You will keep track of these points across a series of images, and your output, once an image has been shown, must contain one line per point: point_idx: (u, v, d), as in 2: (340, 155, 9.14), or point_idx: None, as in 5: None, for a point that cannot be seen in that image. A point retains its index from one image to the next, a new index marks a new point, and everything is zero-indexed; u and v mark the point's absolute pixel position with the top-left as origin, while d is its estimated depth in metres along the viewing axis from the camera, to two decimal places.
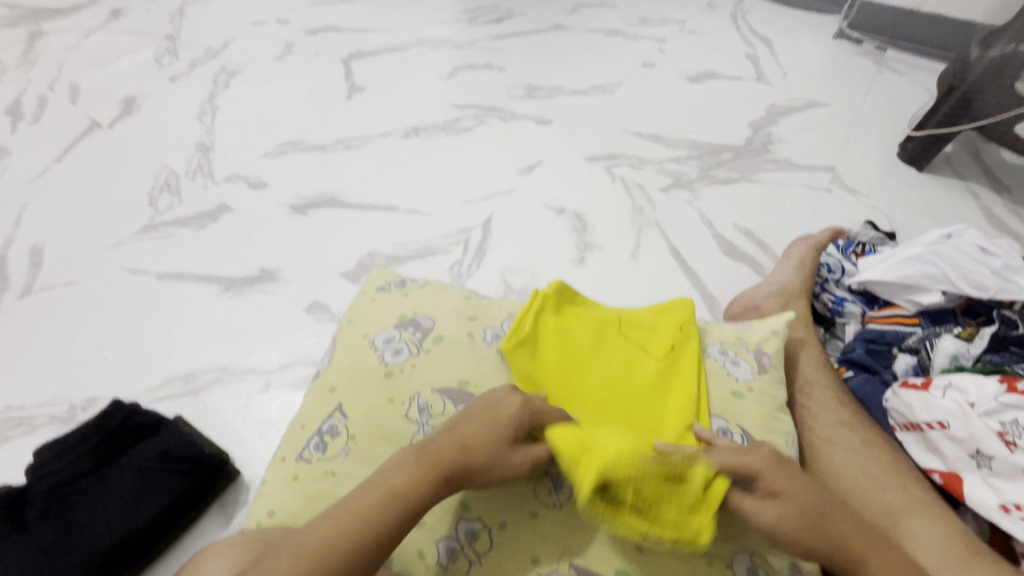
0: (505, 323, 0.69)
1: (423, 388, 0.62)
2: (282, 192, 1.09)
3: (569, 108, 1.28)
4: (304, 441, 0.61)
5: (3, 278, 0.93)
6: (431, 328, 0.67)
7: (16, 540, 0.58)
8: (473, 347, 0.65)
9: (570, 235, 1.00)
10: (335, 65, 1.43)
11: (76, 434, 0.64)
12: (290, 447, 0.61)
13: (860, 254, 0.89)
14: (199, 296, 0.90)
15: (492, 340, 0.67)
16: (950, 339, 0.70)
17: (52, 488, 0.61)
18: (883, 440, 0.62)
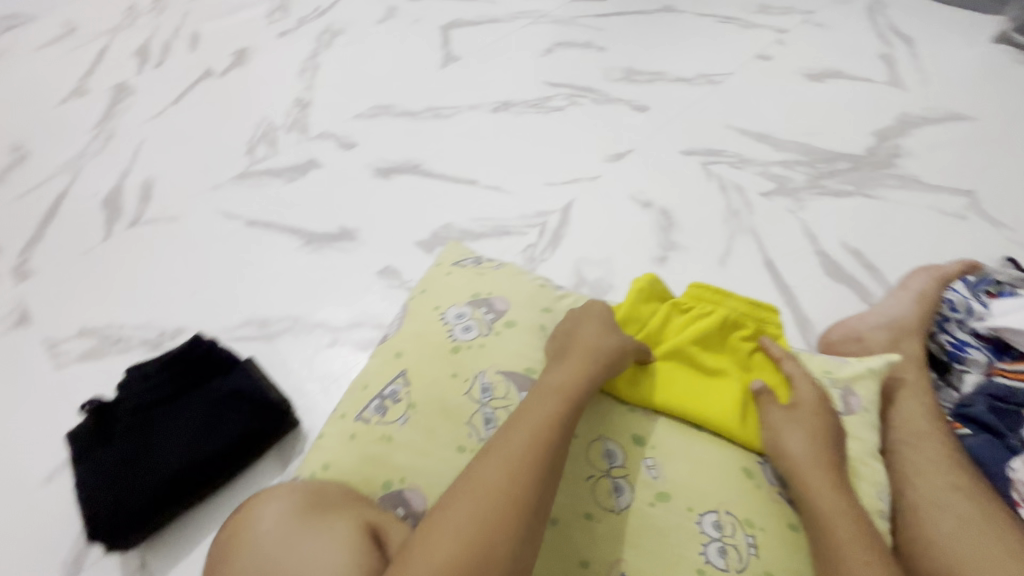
0: None
1: (487, 369, 0.61)
2: (369, 154, 1.10)
3: (669, 96, 1.20)
4: (365, 402, 0.61)
5: (117, 207, 1.01)
6: (504, 310, 0.65)
7: (101, 449, 0.64)
8: (544, 337, 0.63)
9: (655, 231, 0.94)
10: (434, 32, 1.41)
11: (163, 362, 0.70)
12: (352, 405, 0.62)
13: (993, 295, 0.75)
14: (282, 246, 0.94)
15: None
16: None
17: (135, 408, 0.66)
18: (1003, 517, 0.53)
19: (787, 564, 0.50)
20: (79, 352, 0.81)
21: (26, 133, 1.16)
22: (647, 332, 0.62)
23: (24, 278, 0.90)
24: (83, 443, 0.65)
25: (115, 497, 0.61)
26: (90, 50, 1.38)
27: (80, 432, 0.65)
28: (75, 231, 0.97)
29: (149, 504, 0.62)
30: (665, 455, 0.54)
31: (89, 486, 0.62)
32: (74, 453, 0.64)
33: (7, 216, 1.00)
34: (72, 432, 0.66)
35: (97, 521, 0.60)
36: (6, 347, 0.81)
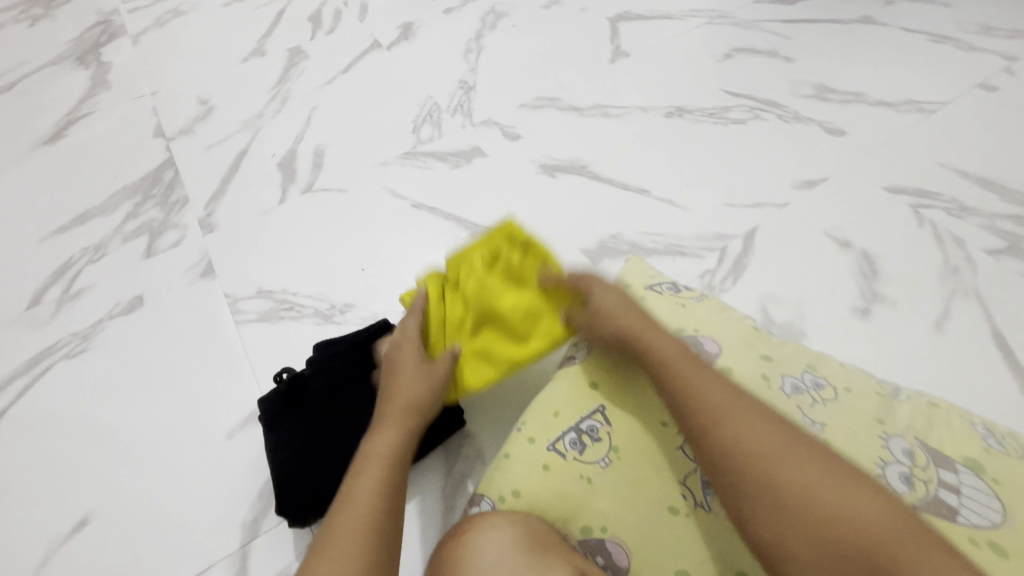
0: (806, 376, 0.58)
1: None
2: (533, 148, 1.06)
3: (870, 122, 1.06)
4: (559, 433, 0.60)
5: (291, 171, 1.03)
6: (716, 354, 0.59)
7: (292, 422, 0.65)
8: (770, 395, 0.56)
9: (854, 277, 0.83)
10: (601, 24, 1.31)
11: (351, 341, 0.70)
12: (543, 430, 0.61)
13: None
14: (448, 234, 0.93)
15: (792, 391, 0.57)
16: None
17: (325, 385, 0.67)
18: None
19: None
20: (258, 313, 0.83)
21: (208, 86, 1.20)
22: (453, 325, 0.67)
23: (209, 230, 0.94)
24: (274, 413, 0.66)
25: (303, 475, 0.62)
26: (259, 7, 1.37)
27: (272, 401, 0.66)
28: (253, 189, 1.00)
29: (334, 488, 0.62)
30: None
31: (279, 458, 0.63)
32: (265, 420, 0.66)
33: (193, 166, 1.05)
34: (262, 399, 0.67)
35: (286, 496, 0.61)
36: (194, 296, 0.85)
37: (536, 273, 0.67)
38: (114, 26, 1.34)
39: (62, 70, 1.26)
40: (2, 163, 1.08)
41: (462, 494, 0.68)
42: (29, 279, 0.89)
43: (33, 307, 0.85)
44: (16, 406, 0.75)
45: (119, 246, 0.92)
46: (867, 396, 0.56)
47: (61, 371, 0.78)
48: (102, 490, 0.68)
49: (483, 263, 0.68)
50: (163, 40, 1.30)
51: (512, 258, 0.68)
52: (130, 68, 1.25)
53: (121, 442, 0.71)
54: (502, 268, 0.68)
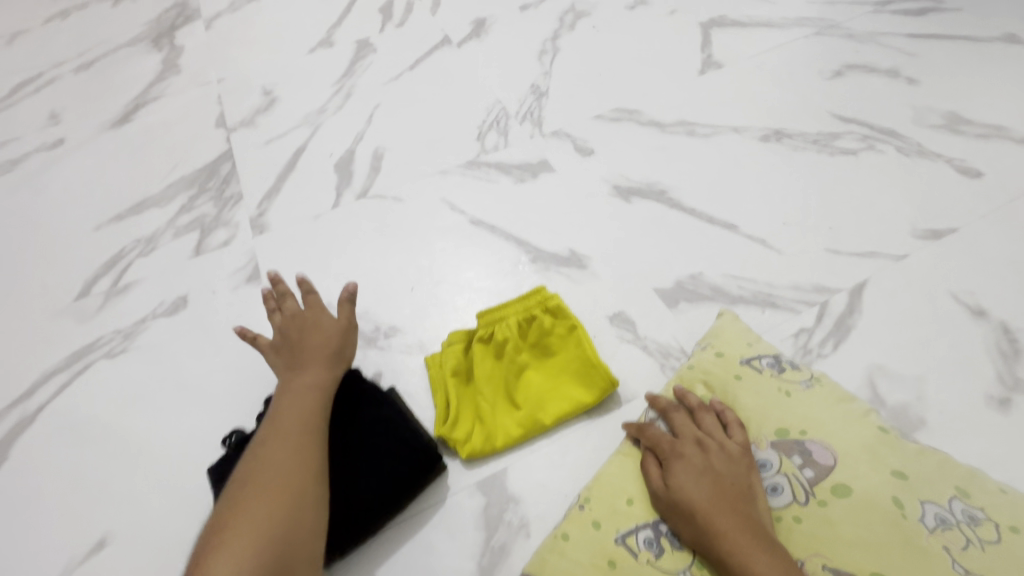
0: (954, 504, 0.48)
1: (807, 559, 0.48)
2: (607, 166, 0.95)
3: (1013, 162, 0.89)
4: (631, 527, 0.53)
5: (348, 173, 0.97)
6: (830, 467, 0.51)
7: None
8: (902, 527, 0.47)
9: (990, 355, 0.69)
10: (692, 29, 1.17)
11: None
12: (610, 517, 0.54)
13: None
14: (507, 257, 0.84)
15: (935, 525, 0.47)
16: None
17: None
18: None
19: None
20: None
21: (273, 76, 1.17)
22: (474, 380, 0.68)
23: (259, 231, 0.90)
24: (237, 457, 0.62)
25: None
26: None
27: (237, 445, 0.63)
28: (307, 190, 0.95)
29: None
30: None
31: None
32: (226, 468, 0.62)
33: (249, 160, 1.01)
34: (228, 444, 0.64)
35: None
36: (237, 303, 0.81)
37: (565, 343, 0.70)
38: (190, 9, 1.33)
39: (137, 52, 1.26)
40: (72, 144, 1.08)
41: (503, 567, 0.58)
42: (82, 268, 0.88)
43: (81, 299, 0.84)
44: (55, 405, 0.74)
45: (170, 241, 0.90)
46: None
47: (102, 370, 0.76)
48: (126, 510, 0.65)
49: (518, 321, 0.70)
50: (235, 26, 1.28)
51: (543, 318, 0.70)
52: (201, 53, 1.24)
53: (152, 457, 0.68)
54: (535, 337, 0.70)
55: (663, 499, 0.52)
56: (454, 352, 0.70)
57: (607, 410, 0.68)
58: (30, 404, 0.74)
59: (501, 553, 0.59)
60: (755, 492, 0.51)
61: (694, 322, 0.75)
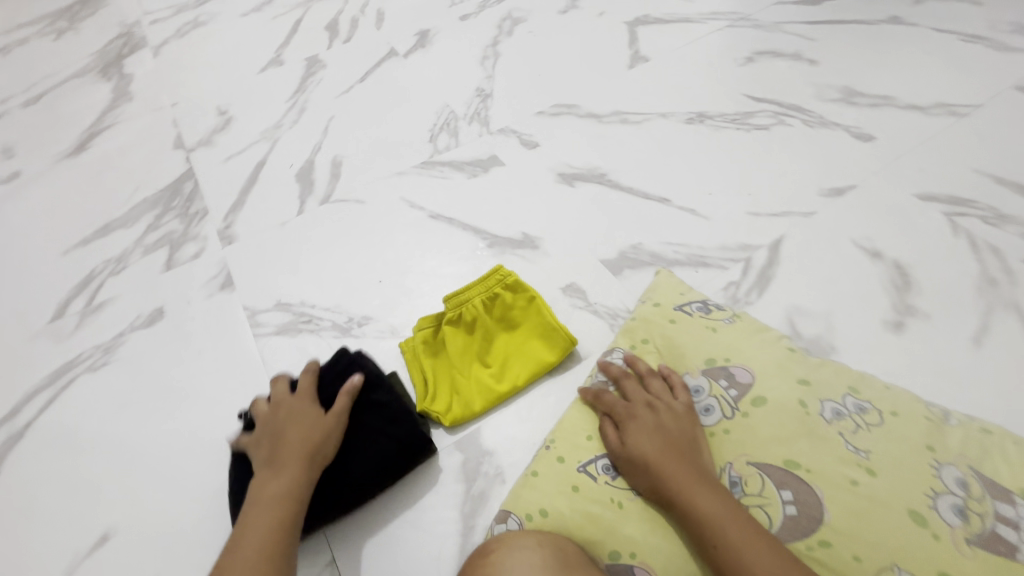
0: (845, 399, 0.59)
1: (735, 459, 0.58)
2: (551, 157, 1.04)
3: (898, 126, 1.03)
4: (592, 457, 0.62)
5: (309, 181, 1.03)
6: (749, 384, 0.61)
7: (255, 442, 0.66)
8: (808, 422, 0.58)
9: (886, 289, 0.80)
10: (618, 28, 1.28)
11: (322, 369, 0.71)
12: (571, 451, 0.62)
13: None
14: (465, 245, 0.92)
15: (832, 416, 0.58)
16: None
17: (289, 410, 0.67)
18: None
19: None
20: (277, 326, 0.83)
21: (227, 97, 1.21)
22: (448, 359, 0.75)
23: (228, 242, 0.94)
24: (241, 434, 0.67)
25: None
26: (276, 15, 1.37)
27: (245, 419, 0.68)
28: (270, 201, 1.00)
29: None
30: None
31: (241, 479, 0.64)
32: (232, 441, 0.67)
33: (212, 177, 1.05)
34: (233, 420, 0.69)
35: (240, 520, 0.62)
36: (213, 310, 0.86)
37: (526, 313, 0.77)
38: (135, 38, 1.36)
39: (86, 82, 1.28)
40: (28, 176, 1.10)
41: (483, 511, 0.65)
42: (53, 291, 0.90)
43: (56, 320, 0.86)
44: (40, 420, 0.76)
45: (140, 258, 0.93)
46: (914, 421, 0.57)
47: (86, 383, 0.79)
48: (123, 507, 0.68)
49: (483, 301, 0.77)
50: (184, 52, 1.32)
51: (503, 294, 0.77)
52: (152, 80, 1.27)
53: (143, 458, 0.72)
54: (498, 311, 0.78)
55: (619, 457, 0.59)
56: (423, 335, 0.77)
57: (568, 367, 0.75)
58: (16, 422, 0.77)
59: (481, 499, 0.66)
60: (698, 442, 0.58)
61: (637, 285, 0.84)
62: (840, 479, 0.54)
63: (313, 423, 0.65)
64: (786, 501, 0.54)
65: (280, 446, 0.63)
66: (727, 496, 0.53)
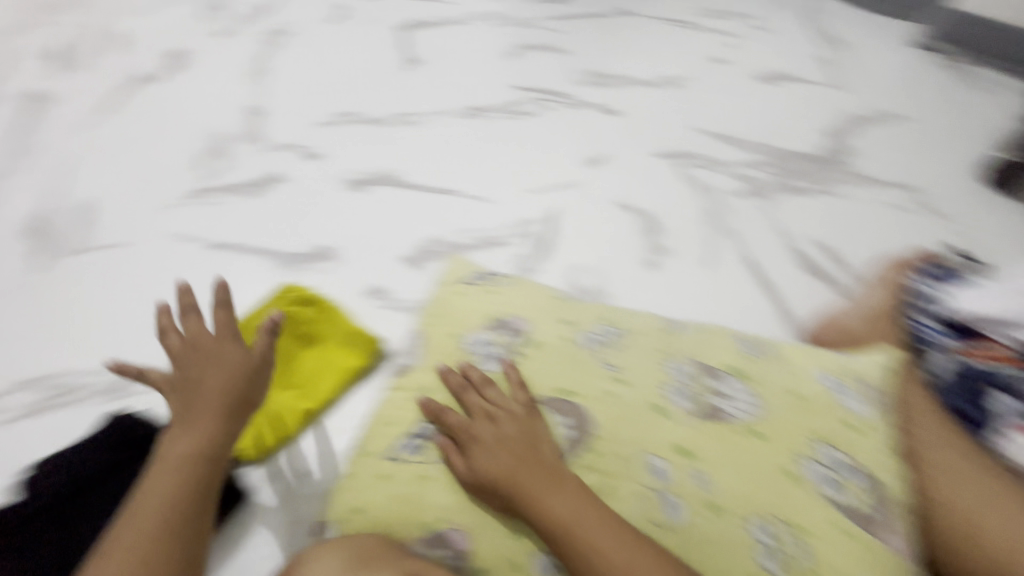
0: (601, 327, 0.66)
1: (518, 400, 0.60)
2: (337, 166, 1.03)
3: (636, 99, 1.22)
4: (395, 439, 0.61)
5: (51, 235, 0.89)
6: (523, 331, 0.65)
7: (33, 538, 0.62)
8: (571, 353, 0.63)
9: (641, 237, 0.96)
10: (387, 33, 1.31)
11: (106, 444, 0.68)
12: (376, 444, 0.62)
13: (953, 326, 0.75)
14: (254, 271, 0.87)
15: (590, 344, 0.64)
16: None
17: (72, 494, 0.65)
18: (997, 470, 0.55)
19: (835, 556, 0.50)
20: (27, 407, 0.75)
21: None
22: None
23: None
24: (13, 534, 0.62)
25: None
26: None
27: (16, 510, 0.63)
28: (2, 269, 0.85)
29: None
30: (711, 465, 0.54)
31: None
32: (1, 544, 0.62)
33: None
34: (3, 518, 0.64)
35: None
36: None
37: (323, 324, 0.76)
38: None
39: None
40: None
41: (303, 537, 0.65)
42: None
43: None
44: None
45: None
46: (652, 330, 0.65)
47: None
48: None
49: None
50: None
51: (296, 312, 0.76)
52: None
53: None
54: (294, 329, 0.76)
55: (469, 478, 0.56)
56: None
57: (377, 368, 0.77)
58: None
59: (301, 524, 0.66)
60: (542, 440, 0.57)
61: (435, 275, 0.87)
62: (598, 387, 0.59)
63: (235, 367, 0.62)
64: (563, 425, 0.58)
65: (197, 393, 0.61)
66: (577, 488, 0.53)
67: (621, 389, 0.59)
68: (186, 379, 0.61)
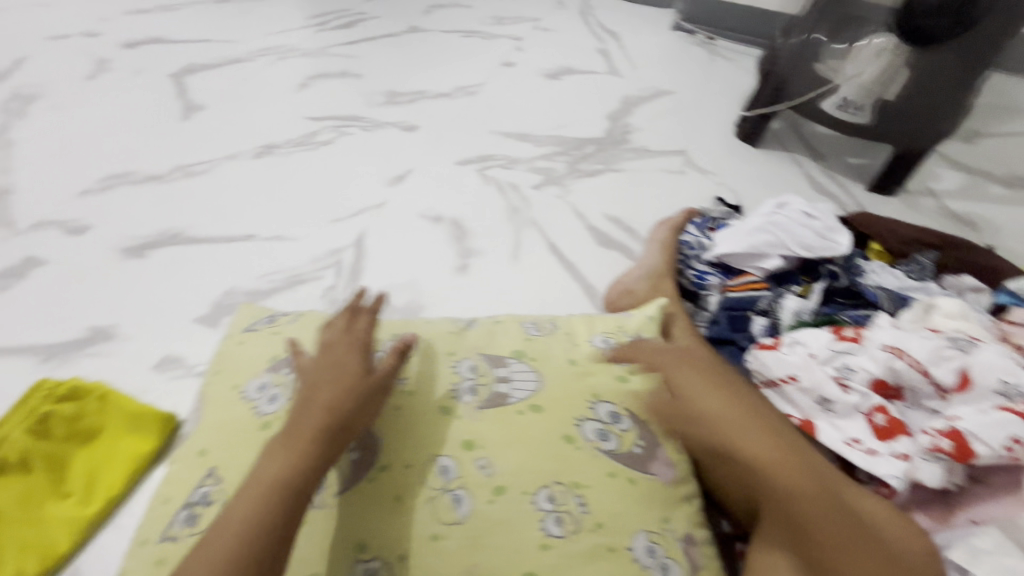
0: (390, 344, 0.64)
1: None
2: (111, 234, 0.93)
3: (434, 112, 1.25)
4: (171, 517, 0.53)
5: None
6: None
7: None
8: None
9: (450, 244, 0.98)
10: (163, 82, 1.26)
11: None
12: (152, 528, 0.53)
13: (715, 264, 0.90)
14: (15, 372, 0.77)
15: (377, 362, 0.61)
16: (945, 315, 0.65)
17: None
18: (746, 388, 0.65)
19: (615, 508, 0.53)
20: None
21: None
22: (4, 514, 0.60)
23: None
24: None
25: None
26: None
27: None
28: None
29: None
30: (495, 452, 0.55)
31: None
32: None
33: None
34: None
35: None
36: None
37: (99, 415, 0.69)
38: None
39: None
40: None
41: None
42: None
43: None
44: None
45: None
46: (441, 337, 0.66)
47: None
48: None
49: (31, 427, 0.65)
50: None
51: (59, 408, 0.67)
52: None
53: None
54: (59, 429, 0.66)
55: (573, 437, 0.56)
56: None
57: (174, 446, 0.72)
58: None
59: None
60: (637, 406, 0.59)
61: None
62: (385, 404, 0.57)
63: (353, 379, 0.55)
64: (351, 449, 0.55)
65: (304, 411, 0.52)
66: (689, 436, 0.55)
67: (407, 402, 0.58)
68: (303, 390, 0.55)
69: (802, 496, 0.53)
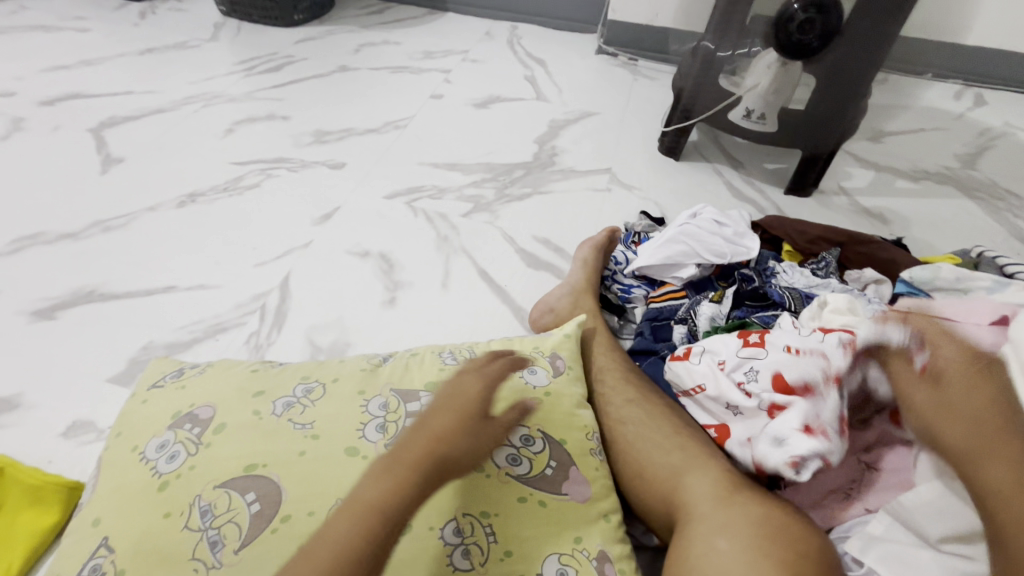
0: (299, 388, 0.63)
1: (202, 491, 0.53)
2: (19, 298, 0.90)
3: (363, 148, 1.26)
4: None
5: None
6: (210, 417, 0.59)
7: None
8: (261, 425, 0.59)
9: (378, 278, 0.98)
10: (82, 136, 1.24)
11: None
12: None
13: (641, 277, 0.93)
14: None
15: (284, 409, 0.60)
16: (833, 312, 0.68)
17: None
18: (662, 405, 0.67)
19: (524, 534, 0.53)
20: None
21: None
22: None
23: None
24: None
25: None
26: None
27: None
28: None
29: None
30: None
31: None
32: None
33: None
34: None
35: None
36: None
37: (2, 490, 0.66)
38: None
39: None
40: None
41: None
42: None
43: None
44: None
45: None
46: (353, 376, 0.65)
47: None
48: None
49: None
50: None
51: None
52: None
53: None
54: None
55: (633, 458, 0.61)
56: None
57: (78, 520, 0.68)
58: None
59: None
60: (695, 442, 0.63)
61: None
62: (289, 451, 0.56)
63: (468, 413, 0.50)
64: (250, 501, 0.53)
65: (415, 432, 0.47)
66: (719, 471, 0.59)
67: (312, 446, 0.57)
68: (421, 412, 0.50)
69: (708, 508, 0.53)
